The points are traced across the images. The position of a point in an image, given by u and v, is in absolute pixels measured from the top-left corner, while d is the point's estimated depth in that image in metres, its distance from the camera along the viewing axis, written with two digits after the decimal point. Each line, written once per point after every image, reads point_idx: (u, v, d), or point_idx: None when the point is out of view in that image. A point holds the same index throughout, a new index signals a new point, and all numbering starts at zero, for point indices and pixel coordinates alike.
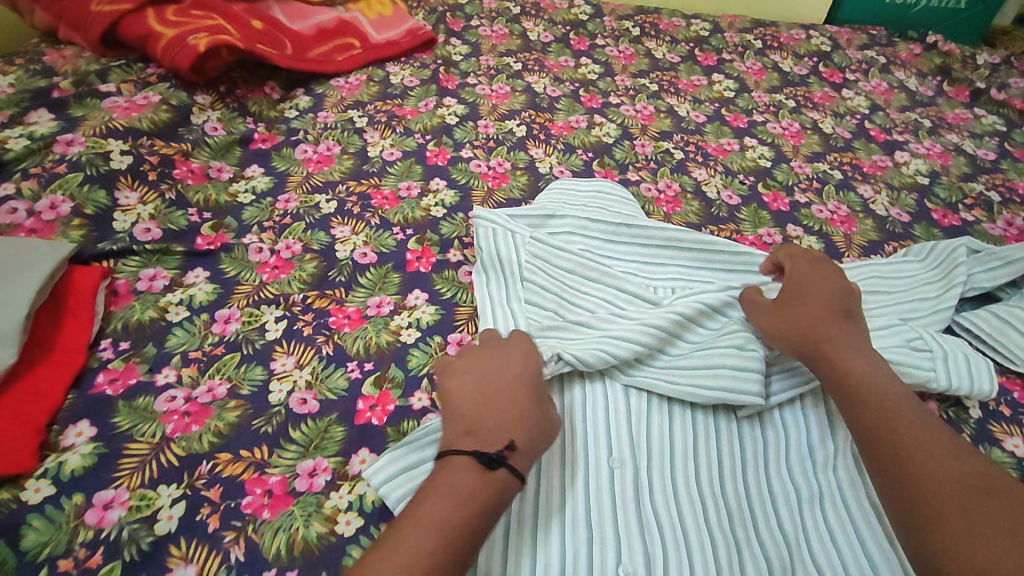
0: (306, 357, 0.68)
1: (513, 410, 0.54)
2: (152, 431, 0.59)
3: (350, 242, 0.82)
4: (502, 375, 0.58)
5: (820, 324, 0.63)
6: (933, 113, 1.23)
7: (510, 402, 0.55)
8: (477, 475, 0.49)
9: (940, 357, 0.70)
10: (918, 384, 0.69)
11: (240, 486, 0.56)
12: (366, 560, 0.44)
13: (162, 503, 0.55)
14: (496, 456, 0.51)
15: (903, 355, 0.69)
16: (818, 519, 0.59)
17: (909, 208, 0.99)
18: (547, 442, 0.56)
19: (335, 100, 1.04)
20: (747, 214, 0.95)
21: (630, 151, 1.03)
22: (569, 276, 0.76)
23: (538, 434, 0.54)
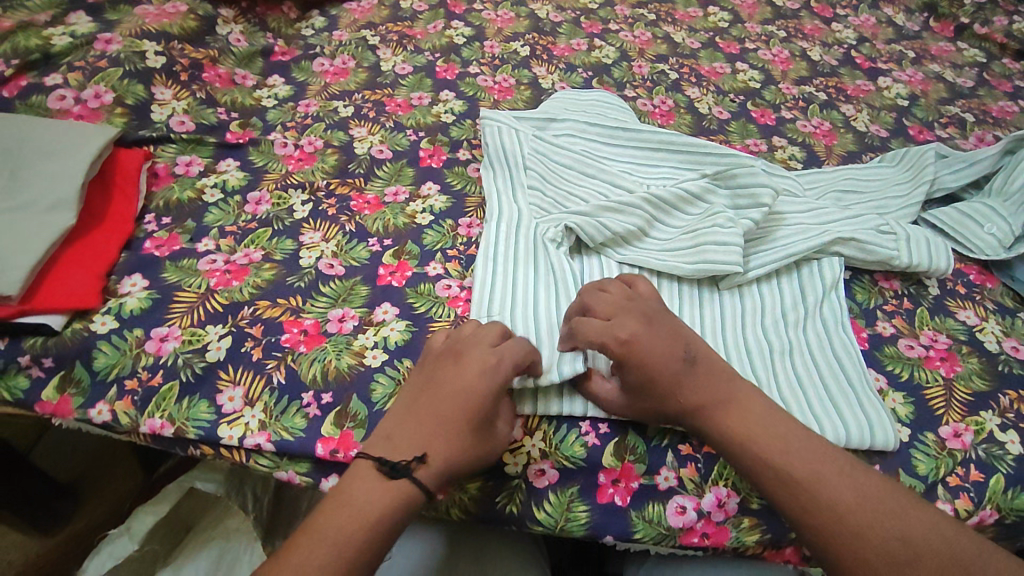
0: (331, 233, 0.75)
1: (438, 426, 0.54)
2: (198, 284, 0.68)
3: (367, 140, 0.88)
4: (451, 384, 0.56)
5: (680, 393, 0.57)
6: (918, 45, 1.29)
7: (439, 416, 0.54)
8: (378, 488, 0.51)
9: (903, 240, 0.77)
10: (881, 261, 0.76)
11: (279, 325, 0.66)
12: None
13: (210, 339, 0.64)
14: (397, 467, 0.52)
15: (871, 236, 0.76)
16: (786, 366, 0.67)
17: (888, 126, 1.06)
18: (471, 461, 0.55)
19: (349, 21, 1.10)
20: (736, 127, 1.02)
21: (628, 71, 1.09)
22: (567, 167, 0.83)
23: (456, 454, 0.54)
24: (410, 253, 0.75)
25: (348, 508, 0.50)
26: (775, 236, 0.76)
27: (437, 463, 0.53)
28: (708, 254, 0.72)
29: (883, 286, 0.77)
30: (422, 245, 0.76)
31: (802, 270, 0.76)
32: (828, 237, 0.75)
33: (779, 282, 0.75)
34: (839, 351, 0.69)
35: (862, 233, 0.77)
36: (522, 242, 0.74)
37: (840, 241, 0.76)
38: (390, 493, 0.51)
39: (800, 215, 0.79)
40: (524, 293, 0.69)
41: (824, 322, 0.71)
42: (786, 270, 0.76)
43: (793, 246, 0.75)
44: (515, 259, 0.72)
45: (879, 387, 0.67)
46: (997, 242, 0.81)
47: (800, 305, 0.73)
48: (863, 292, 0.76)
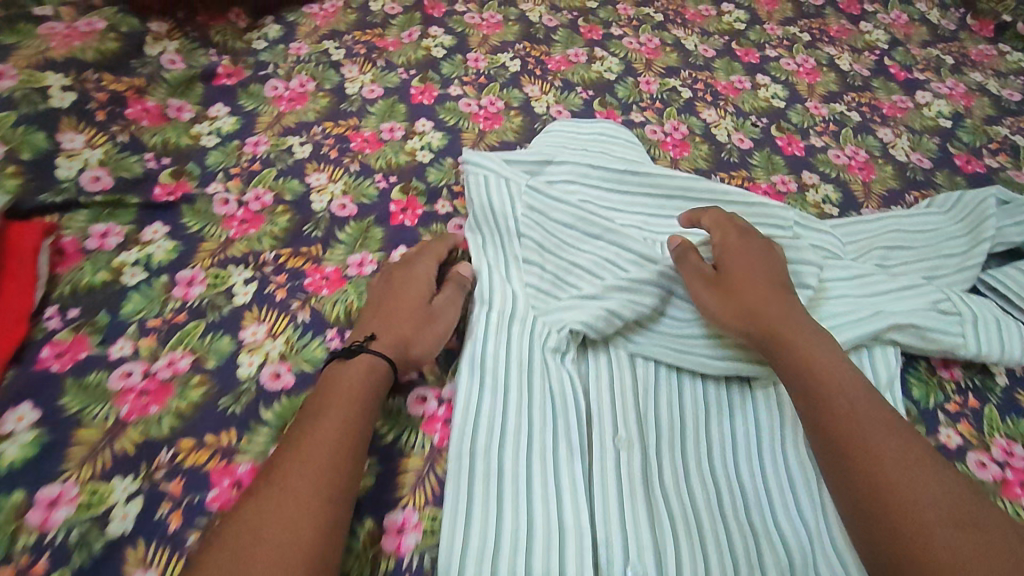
0: (279, 325, 0.62)
1: (385, 317, 0.60)
2: (103, 414, 0.53)
3: (326, 191, 0.75)
4: (393, 290, 0.63)
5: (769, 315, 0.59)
6: (956, 48, 1.15)
7: (384, 309, 0.61)
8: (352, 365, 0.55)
9: (969, 321, 0.66)
10: (945, 350, 0.65)
11: (205, 477, 0.51)
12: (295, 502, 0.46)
13: (117, 499, 0.49)
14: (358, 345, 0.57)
15: (931, 319, 0.66)
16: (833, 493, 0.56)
17: (931, 154, 0.92)
18: (420, 341, 0.59)
19: (308, 29, 0.94)
20: (760, 159, 0.88)
21: (634, 89, 0.95)
22: (567, 228, 0.70)
23: (405, 334, 0.59)
24: None
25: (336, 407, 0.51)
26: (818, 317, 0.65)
27: (384, 337, 0.58)
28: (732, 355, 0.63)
29: (943, 376, 0.66)
30: None
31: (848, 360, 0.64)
32: (883, 323, 0.65)
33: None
34: None
35: (920, 315, 0.66)
36: (514, 335, 0.62)
37: (897, 327, 0.65)
38: (361, 365, 0.54)
39: (846, 291, 0.68)
40: (516, 411, 0.57)
41: None
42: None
43: (842, 335, 0.64)
44: (504, 362, 0.60)
45: None
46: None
47: None
48: (919, 387, 0.65)
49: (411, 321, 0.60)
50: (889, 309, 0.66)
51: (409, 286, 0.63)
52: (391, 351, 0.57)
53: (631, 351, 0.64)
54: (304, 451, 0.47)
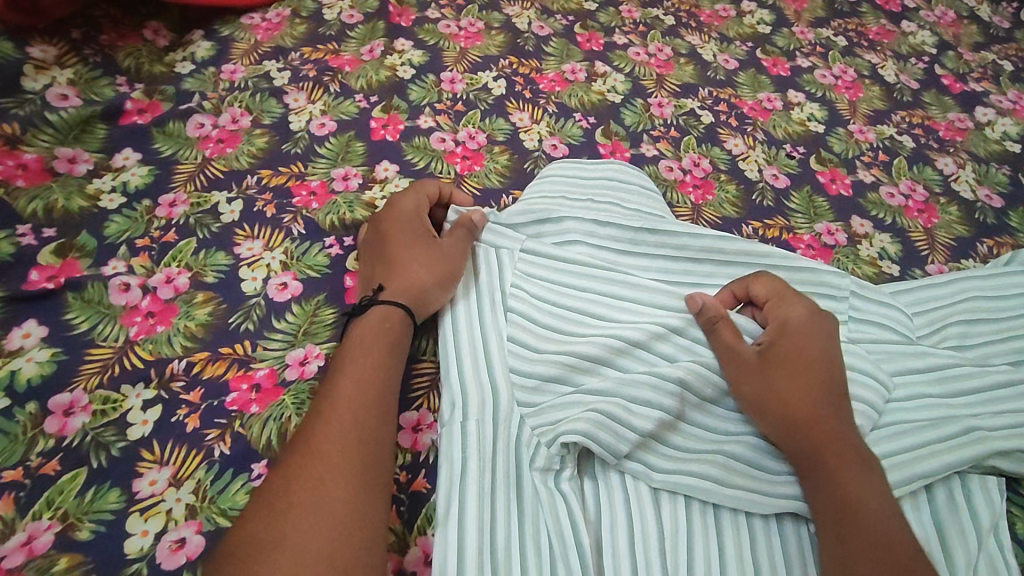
0: (188, 467, 0.46)
1: (390, 266, 0.55)
2: None
3: (260, 264, 0.58)
4: (387, 236, 0.58)
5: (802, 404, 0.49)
6: (1014, 51, 0.98)
7: (386, 259, 0.56)
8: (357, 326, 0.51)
9: None
10: None
11: None
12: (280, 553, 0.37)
13: None
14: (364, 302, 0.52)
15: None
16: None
17: (1002, 187, 0.77)
18: (428, 280, 0.54)
19: (247, 45, 0.77)
20: (799, 202, 0.72)
21: (643, 113, 0.79)
22: (571, 299, 0.57)
23: (412, 281, 0.54)
24: None
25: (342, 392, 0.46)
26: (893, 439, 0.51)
27: (393, 287, 0.53)
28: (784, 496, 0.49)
29: None
30: None
31: (935, 490, 0.50)
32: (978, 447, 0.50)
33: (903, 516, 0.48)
34: None
35: (1021, 432, 0.52)
36: (499, 460, 0.48)
37: (998, 452, 0.51)
38: (368, 323, 0.50)
39: (924, 397, 0.54)
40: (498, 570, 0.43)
41: None
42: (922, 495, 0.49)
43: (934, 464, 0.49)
44: (484, 498, 0.46)
45: None
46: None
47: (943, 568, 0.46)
48: None
49: (417, 263, 0.55)
50: (984, 424, 0.52)
51: (414, 234, 0.57)
52: (403, 297, 0.53)
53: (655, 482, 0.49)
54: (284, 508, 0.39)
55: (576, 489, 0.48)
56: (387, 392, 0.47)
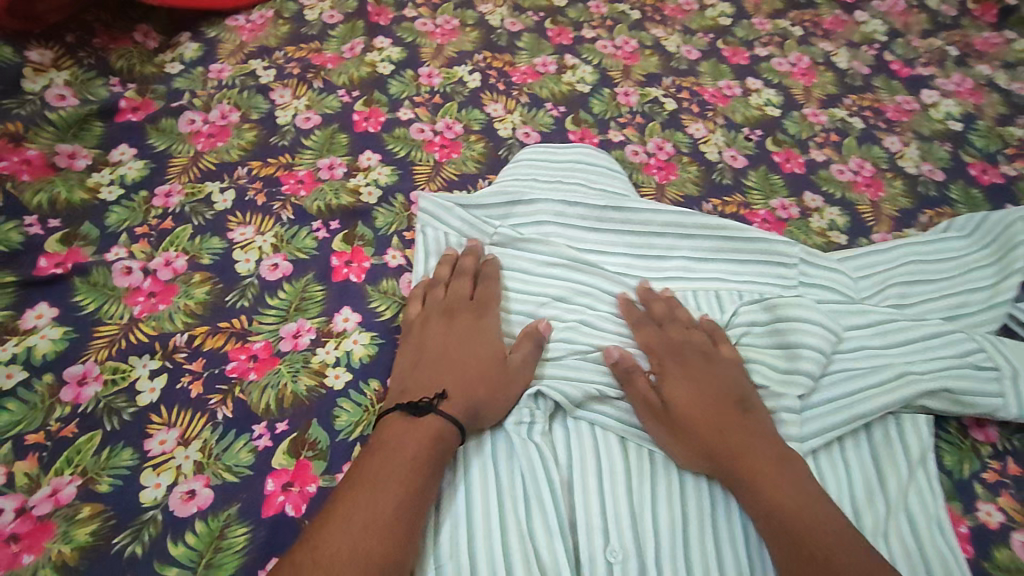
0: (194, 428, 0.51)
1: (455, 370, 0.54)
2: None
3: (253, 247, 0.63)
4: (451, 340, 0.56)
5: (716, 430, 0.51)
6: (960, 37, 1.05)
7: (450, 363, 0.54)
8: (411, 425, 0.49)
9: (1008, 377, 0.57)
10: (981, 414, 0.56)
11: None
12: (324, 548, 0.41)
13: None
14: (425, 402, 0.50)
15: (965, 380, 0.57)
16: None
17: (943, 163, 0.83)
18: (487, 397, 0.53)
19: (233, 45, 0.82)
20: (755, 180, 0.77)
21: (610, 102, 0.84)
22: (542, 279, 0.62)
23: (476, 394, 0.52)
24: (313, 445, 0.51)
25: (392, 452, 0.47)
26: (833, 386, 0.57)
27: (460, 396, 0.52)
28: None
29: (977, 438, 0.58)
30: (333, 432, 0.52)
31: (874, 430, 0.56)
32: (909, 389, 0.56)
33: (843, 454, 0.55)
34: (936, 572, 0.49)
35: (950, 374, 0.57)
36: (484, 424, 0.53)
37: (928, 393, 0.56)
38: (423, 428, 0.49)
39: (865, 346, 0.59)
40: (487, 518, 0.49)
41: (912, 519, 0.52)
42: (861, 434, 0.56)
43: (868, 407, 0.55)
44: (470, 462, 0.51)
45: None
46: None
47: (877, 495, 0.53)
48: (951, 454, 0.56)
49: (482, 374, 0.54)
50: (916, 368, 0.57)
51: (475, 336, 0.57)
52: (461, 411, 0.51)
53: (622, 434, 0.54)
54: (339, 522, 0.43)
55: (550, 443, 0.53)
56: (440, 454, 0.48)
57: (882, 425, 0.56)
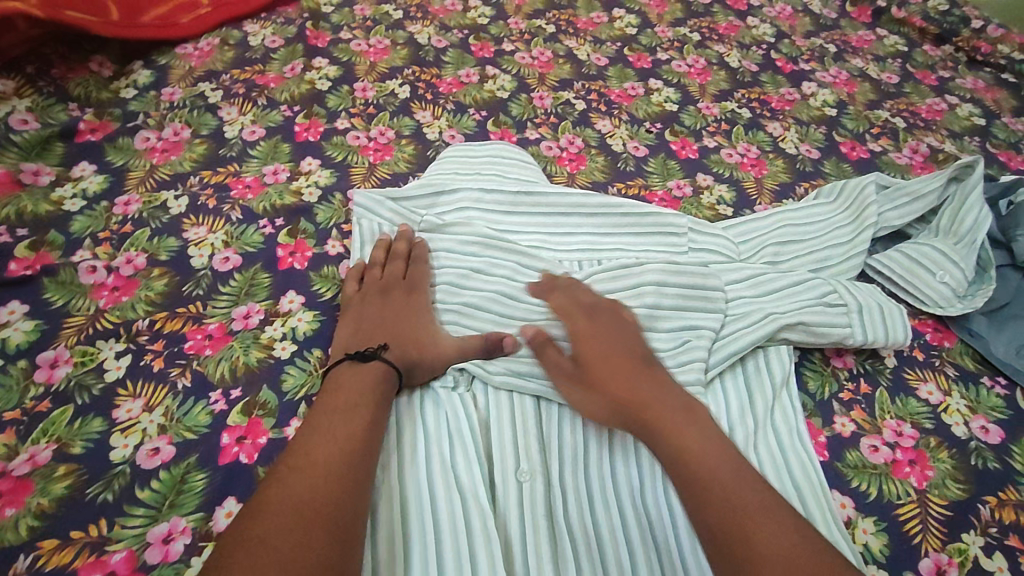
0: (157, 397, 0.58)
1: (394, 330, 0.62)
2: None
3: (206, 244, 0.71)
4: (389, 307, 0.64)
5: (631, 392, 0.54)
6: (838, 36, 1.19)
7: (389, 325, 0.62)
8: (357, 369, 0.57)
9: (855, 312, 0.68)
10: (835, 341, 0.67)
11: None
12: (313, 451, 0.49)
13: None
14: (370, 352, 0.58)
15: (820, 315, 0.68)
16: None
17: (818, 143, 0.95)
18: (422, 352, 0.60)
19: (183, 71, 0.91)
20: (655, 166, 0.88)
21: (527, 105, 0.94)
22: (466, 257, 0.70)
23: (414, 349, 0.60)
24: (264, 405, 0.59)
25: (354, 386, 0.55)
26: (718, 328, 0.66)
27: (398, 348, 0.60)
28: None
29: (836, 365, 0.68)
30: (281, 393, 0.60)
31: (747, 364, 0.66)
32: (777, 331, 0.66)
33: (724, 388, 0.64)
34: (797, 475, 0.58)
35: (811, 312, 0.68)
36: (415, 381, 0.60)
37: (788, 326, 0.67)
38: (371, 371, 0.57)
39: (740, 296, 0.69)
40: (412, 453, 0.55)
41: (777, 435, 0.61)
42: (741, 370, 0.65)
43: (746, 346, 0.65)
44: (400, 416, 0.58)
45: (846, 518, 0.57)
46: (962, 299, 0.73)
47: (749, 415, 0.62)
48: (814, 379, 0.67)
49: (415, 334, 0.61)
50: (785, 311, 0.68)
51: (408, 303, 0.65)
52: (401, 359, 0.59)
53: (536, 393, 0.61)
54: (326, 434, 0.51)
55: (471, 396, 0.60)
56: (384, 389, 0.56)
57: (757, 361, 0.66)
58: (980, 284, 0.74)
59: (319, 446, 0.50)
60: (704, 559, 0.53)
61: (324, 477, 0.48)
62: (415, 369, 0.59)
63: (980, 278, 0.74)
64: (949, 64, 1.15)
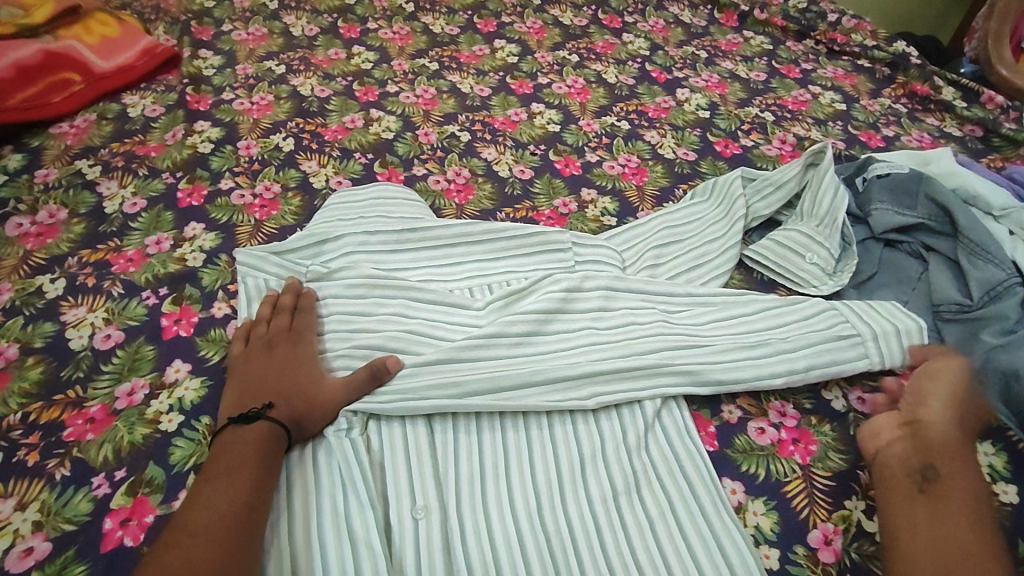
0: (31, 493, 0.56)
1: (280, 389, 0.61)
2: None
3: (85, 324, 0.69)
4: (274, 367, 0.63)
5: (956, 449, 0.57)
6: (709, 42, 1.26)
7: (274, 385, 0.61)
8: (241, 432, 0.56)
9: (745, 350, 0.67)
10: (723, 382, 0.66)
11: None
12: (187, 516, 0.49)
13: None
14: (254, 412, 0.57)
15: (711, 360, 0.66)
16: (651, 502, 0.58)
17: (694, 145, 1.00)
18: (309, 405, 0.60)
19: (57, 151, 0.90)
20: (541, 186, 0.91)
21: (413, 143, 0.96)
22: (355, 301, 0.71)
23: (299, 403, 0.60)
24: (150, 482, 0.58)
25: (235, 447, 0.55)
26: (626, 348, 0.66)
27: (284, 405, 0.59)
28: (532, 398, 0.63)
29: None
30: (168, 466, 0.59)
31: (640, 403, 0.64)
32: (684, 355, 0.66)
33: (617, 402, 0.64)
34: (687, 469, 0.60)
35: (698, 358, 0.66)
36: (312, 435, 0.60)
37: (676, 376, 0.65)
38: (256, 432, 0.56)
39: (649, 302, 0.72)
40: (306, 511, 0.55)
41: (666, 432, 0.63)
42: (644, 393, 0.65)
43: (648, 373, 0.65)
44: (298, 474, 0.57)
45: (736, 503, 0.59)
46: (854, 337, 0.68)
47: (639, 416, 0.63)
48: None
49: (300, 389, 0.61)
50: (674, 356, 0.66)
51: (293, 357, 0.64)
52: (287, 415, 0.58)
53: (429, 427, 0.61)
54: (203, 497, 0.50)
55: (365, 440, 0.60)
56: (268, 444, 0.56)
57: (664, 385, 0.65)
58: (882, 339, 0.68)
59: (194, 509, 0.49)
60: (603, 568, 0.53)
61: (196, 539, 0.47)
62: (304, 423, 0.59)
63: (883, 329, 0.69)
64: (811, 57, 1.24)
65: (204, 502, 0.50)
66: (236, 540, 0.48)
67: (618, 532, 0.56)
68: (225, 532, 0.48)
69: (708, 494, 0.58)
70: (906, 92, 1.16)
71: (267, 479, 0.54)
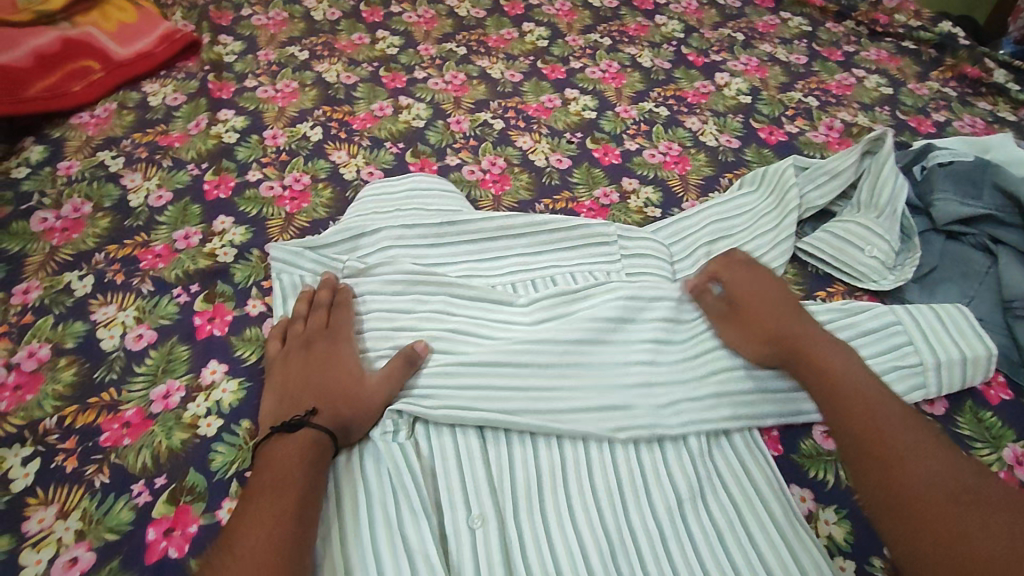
0: (72, 501, 0.54)
1: (324, 391, 0.58)
2: None
3: (116, 323, 0.67)
4: (316, 367, 0.60)
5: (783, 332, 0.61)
6: (745, 24, 1.21)
7: (318, 386, 0.58)
8: (287, 440, 0.53)
9: None
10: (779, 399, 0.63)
11: None
12: (236, 531, 0.46)
13: None
14: (300, 419, 0.54)
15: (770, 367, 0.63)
16: (721, 514, 0.55)
17: (737, 132, 0.96)
18: (354, 407, 0.57)
19: (79, 142, 0.87)
20: (580, 176, 0.88)
21: (445, 131, 0.93)
22: (396, 298, 0.67)
23: (347, 405, 0.57)
24: (191, 490, 0.55)
25: (282, 457, 0.52)
26: (678, 358, 0.64)
27: (329, 409, 0.56)
28: (589, 405, 0.60)
29: None
30: (209, 473, 0.56)
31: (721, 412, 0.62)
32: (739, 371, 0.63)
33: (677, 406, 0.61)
34: (755, 478, 0.58)
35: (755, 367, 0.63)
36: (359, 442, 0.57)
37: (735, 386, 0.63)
38: (303, 440, 0.53)
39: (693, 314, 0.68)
40: (357, 522, 0.52)
41: (729, 440, 0.61)
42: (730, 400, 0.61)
43: (713, 376, 0.63)
44: (345, 483, 0.54)
45: (807, 512, 0.57)
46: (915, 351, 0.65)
47: (701, 416, 0.61)
48: None
49: (345, 390, 0.58)
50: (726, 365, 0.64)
51: (335, 355, 0.61)
52: (333, 419, 0.56)
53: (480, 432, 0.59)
54: (253, 510, 0.48)
55: (414, 445, 0.57)
56: (317, 454, 0.53)
57: (729, 393, 0.62)
58: (945, 368, 0.64)
59: (242, 525, 0.47)
60: None
61: (248, 555, 0.44)
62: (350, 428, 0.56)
63: (948, 354, 0.65)
64: (852, 39, 1.18)
65: (252, 517, 0.47)
66: (289, 555, 0.46)
67: (686, 543, 0.53)
68: (277, 547, 0.45)
69: (778, 503, 0.56)
70: (955, 75, 1.11)
71: (316, 490, 0.51)
